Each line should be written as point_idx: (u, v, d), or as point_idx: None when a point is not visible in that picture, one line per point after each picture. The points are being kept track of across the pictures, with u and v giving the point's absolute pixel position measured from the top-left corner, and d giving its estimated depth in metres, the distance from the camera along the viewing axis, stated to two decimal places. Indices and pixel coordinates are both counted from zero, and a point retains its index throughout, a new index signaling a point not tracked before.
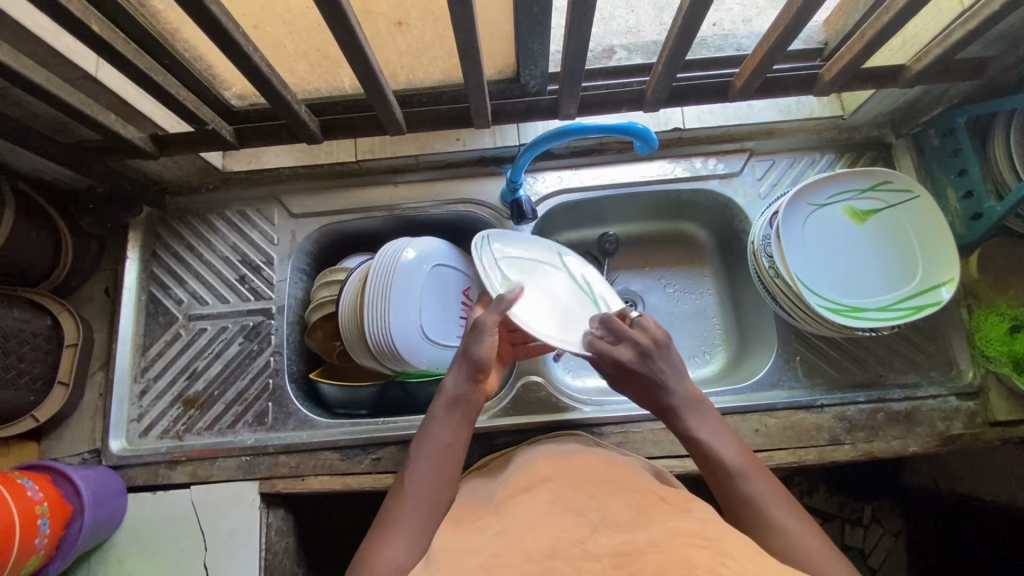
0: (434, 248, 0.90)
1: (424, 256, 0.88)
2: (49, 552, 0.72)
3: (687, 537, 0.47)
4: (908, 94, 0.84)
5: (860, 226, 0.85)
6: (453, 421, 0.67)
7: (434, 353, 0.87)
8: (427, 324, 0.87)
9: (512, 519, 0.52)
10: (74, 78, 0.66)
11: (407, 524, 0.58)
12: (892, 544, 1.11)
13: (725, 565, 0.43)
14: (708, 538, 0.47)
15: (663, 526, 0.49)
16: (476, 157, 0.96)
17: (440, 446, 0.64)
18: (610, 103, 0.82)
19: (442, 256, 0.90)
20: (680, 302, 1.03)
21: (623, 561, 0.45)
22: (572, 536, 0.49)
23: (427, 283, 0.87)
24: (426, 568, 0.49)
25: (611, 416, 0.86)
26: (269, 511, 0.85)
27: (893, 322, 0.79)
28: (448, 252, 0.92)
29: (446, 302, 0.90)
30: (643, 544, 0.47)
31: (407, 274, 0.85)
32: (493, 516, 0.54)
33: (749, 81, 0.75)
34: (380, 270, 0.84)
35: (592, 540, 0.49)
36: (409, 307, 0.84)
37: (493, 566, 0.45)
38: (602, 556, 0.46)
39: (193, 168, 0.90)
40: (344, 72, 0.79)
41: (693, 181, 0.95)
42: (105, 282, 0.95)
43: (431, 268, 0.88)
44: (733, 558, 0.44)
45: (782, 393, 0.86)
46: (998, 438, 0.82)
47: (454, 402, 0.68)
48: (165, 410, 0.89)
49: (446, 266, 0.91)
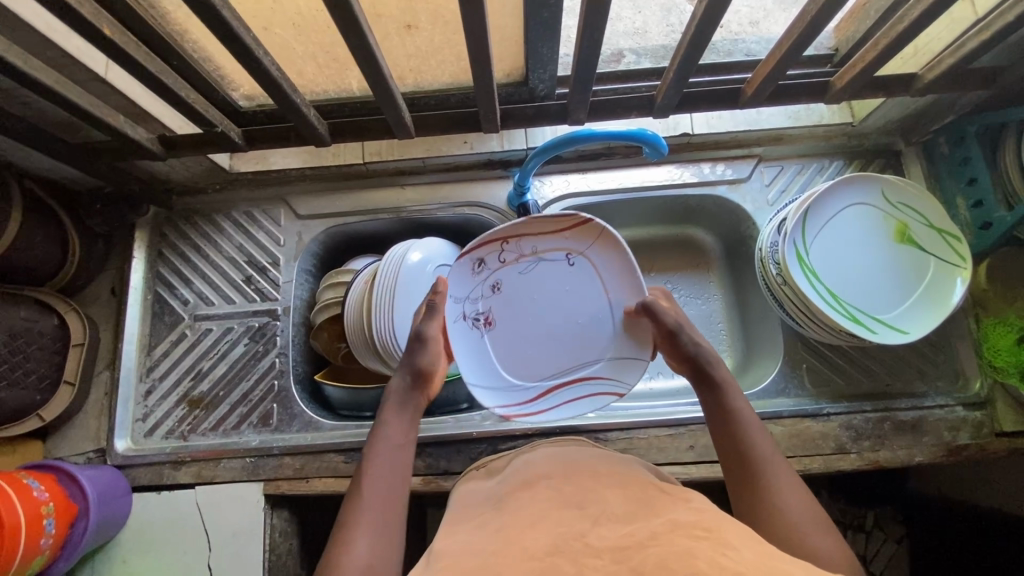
0: (514, 230, 0.78)
1: (565, 242, 0.78)
2: (54, 552, 0.72)
3: (686, 528, 0.46)
4: (918, 103, 0.84)
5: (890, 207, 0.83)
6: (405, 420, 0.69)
7: (599, 379, 0.81)
8: (538, 344, 0.80)
9: (510, 517, 0.53)
10: (82, 78, 0.66)
11: (373, 525, 0.58)
12: (893, 549, 1.17)
13: (725, 555, 0.42)
14: (707, 529, 0.46)
15: (666, 517, 0.49)
16: (483, 160, 0.95)
17: (392, 444, 0.65)
18: (619, 109, 0.81)
19: (504, 241, 0.78)
20: (686, 307, 1.03)
21: (623, 554, 0.44)
22: (573, 530, 0.49)
23: (535, 274, 0.79)
24: (428, 560, 0.50)
25: (616, 422, 0.85)
26: (273, 513, 0.85)
27: (913, 304, 0.81)
28: (500, 239, 0.78)
29: (500, 304, 0.79)
30: (644, 537, 0.46)
31: (580, 274, 0.79)
32: (499, 514, 0.54)
33: (760, 89, 0.74)
34: (611, 261, 0.78)
35: (595, 531, 0.48)
36: (593, 306, 0.79)
37: (496, 562, 0.45)
38: (604, 550, 0.45)
39: (200, 169, 0.90)
40: (353, 74, 0.79)
41: (701, 187, 0.94)
42: (111, 281, 0.94)
43: (537, 257, 0.79)
44: (733, 549, 0.43)
45: (787, 401, 0.86)
46: (1004, 449, 0.82)
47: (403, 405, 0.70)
48: (170, 410, 0.90)
49: (487, 261, 0.78)
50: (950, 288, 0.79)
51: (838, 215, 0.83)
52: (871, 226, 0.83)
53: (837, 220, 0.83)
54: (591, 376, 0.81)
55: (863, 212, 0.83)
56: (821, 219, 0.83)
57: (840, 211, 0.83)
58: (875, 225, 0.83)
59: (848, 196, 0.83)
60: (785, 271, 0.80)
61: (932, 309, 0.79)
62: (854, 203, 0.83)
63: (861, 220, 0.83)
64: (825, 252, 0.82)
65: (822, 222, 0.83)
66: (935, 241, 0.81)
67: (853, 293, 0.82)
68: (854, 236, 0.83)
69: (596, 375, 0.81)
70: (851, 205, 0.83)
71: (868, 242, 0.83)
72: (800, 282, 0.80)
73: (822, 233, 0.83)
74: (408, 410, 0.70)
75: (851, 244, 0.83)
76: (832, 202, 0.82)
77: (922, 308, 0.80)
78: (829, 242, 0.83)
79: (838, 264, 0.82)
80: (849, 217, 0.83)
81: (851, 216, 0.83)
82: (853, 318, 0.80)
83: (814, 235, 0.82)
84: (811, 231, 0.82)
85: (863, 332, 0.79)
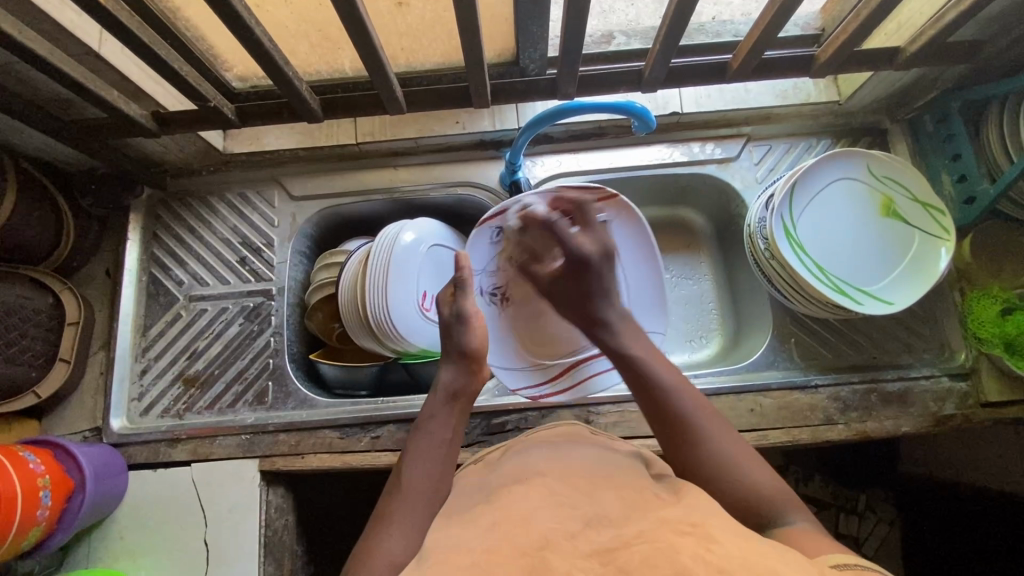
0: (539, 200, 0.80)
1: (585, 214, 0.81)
2: (50, 526, 0.73)
3: (672, 523, 0.47)
4: (902, 80, 0.86)
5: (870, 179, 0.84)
6: (451, 414, 0.70)
7: (595, 362, 0.85)
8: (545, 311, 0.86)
9: (503, 511, 0.52)
10: (77, 52, 0.67)
11: (410, 514, 0.60)
12: (886, 532, 1.16)
13: (710, 548, 0.43)
14: (694, 524, 0.47)
15: (652, 516, 0.49)
16: (475, 141, 0.96)
17: (437, 437, 0.67)
18: (607, 85, 0.82)
19: (526, 207, 0.81)
20: (677, 287, 1.04)
21: (610, 556, 0.45)
22: (564, 529, 0.49)
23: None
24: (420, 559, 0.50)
25: (606, 395, 0.87)
26: (268, 489, 0.85)
27: (898, 273, 0.82)
28: (521, 204, 0.80)
29: (517, 276, 0.84)
30: (630, 536, 0.47)
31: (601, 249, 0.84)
32: (492, 507, 0.54)
33: (746, 63, 0.75)
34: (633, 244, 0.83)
35: (585, 534, 0.48)
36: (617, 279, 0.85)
37: (487, 561, 0.46)
38: (592, 553, 0.46)
39: (194, 149, 0.91)
40: (345, 53, 0.79)
41: (691, 165, 0.96)
42: (106, 263, 0.95)
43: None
44: (718, 542, 0.44)
45: (776, 374, 0.87)
46: (989, 419, 0.83)
47: (451, 396, 0.71)
48: (166, 389, 0.90)
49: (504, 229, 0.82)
50: (935, 259, 0.80)
51: (827, 185, 0.84)
52: (854, 197, 0.84)
53: (823, 194, 0.84)
54: (587, 359, 0.85)
55: (848, 185, 0.85)
56: (812, 185, 0.84)
57: (829, 180, 0.84)
58: (859, 199, 0.84)
59: (833, 170, 0.84)
60: (773, 245, 0.81)
61: (916, 279, 0.81)
62: (838, 176, 0.84)
63: (846, 192, 0.85)
64: (811, 224, 0.84)
65: (812, 188, 0.84)
66: (919, 215, 0.83)
67: (839, 266, 0.83)
68: (840, 209, 0.84)
69: (591, 356, 0.85)
70: (835, 178, 0.84)
71: (853, 214, 0.84)
72: (787, 256, 0.81)
73: (809, 204, 0.84)
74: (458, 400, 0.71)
75: (837, 215, 0.84)
76: (820, 173, 0.84)
77: (907, 278, 0.82)
78: (815, 214, 0.84)
79: (825, 238, 0.84)
80: (835, 190, 0.84)
81: (834, 187, 0.84)
82: (838, 289, 0.81)
83: (802, 203, 0.84)
84: (801, 198, 0.83)
85: (849, 303, 0.80)
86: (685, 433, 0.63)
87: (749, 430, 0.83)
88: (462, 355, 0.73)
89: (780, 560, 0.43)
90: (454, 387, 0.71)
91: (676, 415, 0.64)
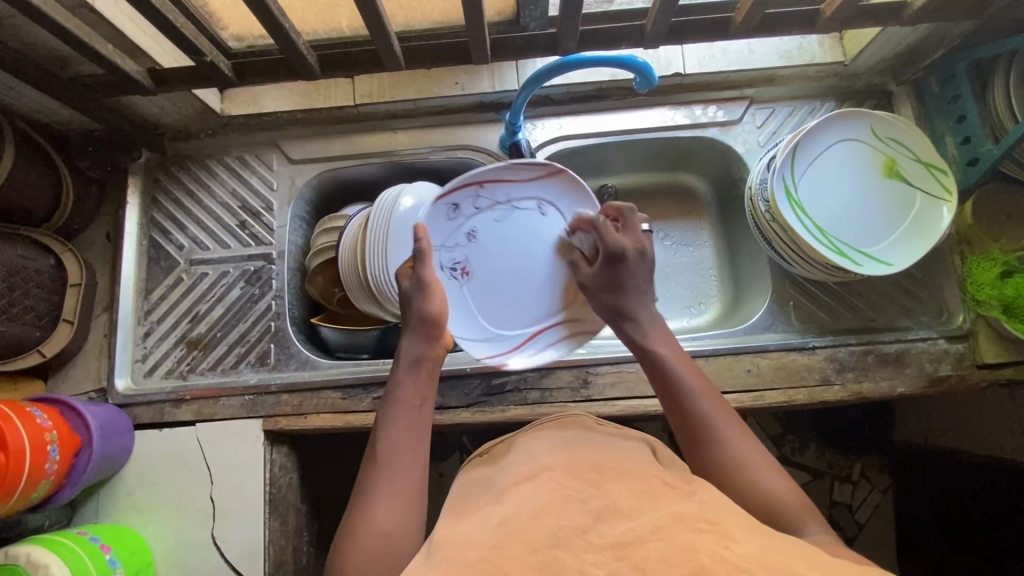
0: (492, 176, 0.78)
1: (540, 190, 0.80)
2: (58, 480, 0.74)
3: (688, 520, 0.47)
4: (910, 38, 0.84)
5: (880, 162, 0.84)
6: (417, 380, 0.68)
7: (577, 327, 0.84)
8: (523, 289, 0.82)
9: (511, 508, 0.52)
10: (73, 6, 0.66)
11: (389, 490, 0.59)
12: (879, 499, 1.20)
13: (727, 548, 0.43)
14: (710, 521, 0.47)
15: (667, 509, 0.49)
16: (475, 102, 0.95)
17: (407, 406, 0.66)
18: (608, 41, 0.79)
19: (481, 185, 0.78)
20: (676, 254, 1.04)
21: (625, 552, 0.45)
22: (575, 524, 0.48)
23: (509, 221, 0.81)
24: (429, 551, 0.50)
25: (605, 357, 0.88)
26: (272, 448, 0.87)
27: (899, 237, 0.82)
28: (476, 183, 0.78)
29: (477, 251, 0.80)
30: (645, 530, 0.47)
31: (556, 224, 0.82)
32: (499, 504, 0.53)
33: (749, 16, 0.73)
34: (582, 212, 0.82)
35: (597, 529, 0.48)
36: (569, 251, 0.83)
37: (498, 556, 0.45)
38: (607, 547, 0.46)
39: (191, 111, 0.90)
40: (342, 9, 0.78)
41: (692, 129, 0.94)
42: (106, 228, 0.95)
43: (510, 204, 0.81)
44: (736, 541, 0.44)
45: (774, 336, 0.88)
46: (984, 379, 0.84)
47: (414, 360, 0.70)
48: (169, 351, 0.91)
49: (463, 206, 0.79)
50: (937, 219, 0.80)
51: (843, 157, 0.84)
52: (860, 161, 0.84)
53: (824, 159, 0.84)
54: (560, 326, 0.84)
55: (851, 148, 0.84)
56: (821, 145, 0.84)
57: (837, 141, 0.84)
58: (861, 162, 0.84)
59: (834, 131, 0.83)
60: (773, 207, 0.81)
61: (916, 241, 0.81)
62: (842, 137, 0.84)
63: (854, 155, 0.84)
64: (815, 187, 0.83)
65: (817, 147, 0.83)
66: (920, 177, 0.82)
67: (840, 227, 0.83)
68: (843, 174, 0.84)
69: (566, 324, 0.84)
70: (840, 140, 0.84)
71: (855, 178, 0.84)
72: (788, 217, 0.81)
73: (811, 166, 0.83)
74: (421, 365, 0.70)
75: (839, 180, 0.84)
76: (824, 136, 0.83)
77: (906, 244, 0.81)
78: (817, 178, 0.84)
79: (826, 200, 0.83)
80: (837, 152, 0.84)
81: (846, 152, 0.84)
82: (839, 250, 0.81)
83: (805, 163, 0.83)
84: (803, 158, 0.83)
85: (848, 265, 0.80)
86: (700, 432, 0.62)
87: (745, 391, 0.84)
88: (420, 323, 0.71)
89: (799, 563, 0.43)
90: (416, 353, 0.70)
91: (690, 412, 0.63)
